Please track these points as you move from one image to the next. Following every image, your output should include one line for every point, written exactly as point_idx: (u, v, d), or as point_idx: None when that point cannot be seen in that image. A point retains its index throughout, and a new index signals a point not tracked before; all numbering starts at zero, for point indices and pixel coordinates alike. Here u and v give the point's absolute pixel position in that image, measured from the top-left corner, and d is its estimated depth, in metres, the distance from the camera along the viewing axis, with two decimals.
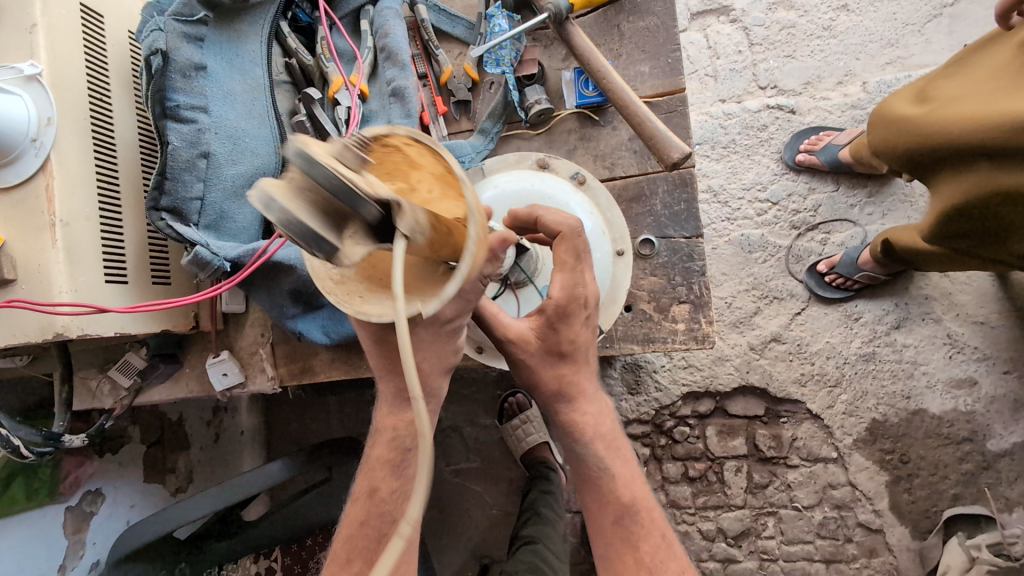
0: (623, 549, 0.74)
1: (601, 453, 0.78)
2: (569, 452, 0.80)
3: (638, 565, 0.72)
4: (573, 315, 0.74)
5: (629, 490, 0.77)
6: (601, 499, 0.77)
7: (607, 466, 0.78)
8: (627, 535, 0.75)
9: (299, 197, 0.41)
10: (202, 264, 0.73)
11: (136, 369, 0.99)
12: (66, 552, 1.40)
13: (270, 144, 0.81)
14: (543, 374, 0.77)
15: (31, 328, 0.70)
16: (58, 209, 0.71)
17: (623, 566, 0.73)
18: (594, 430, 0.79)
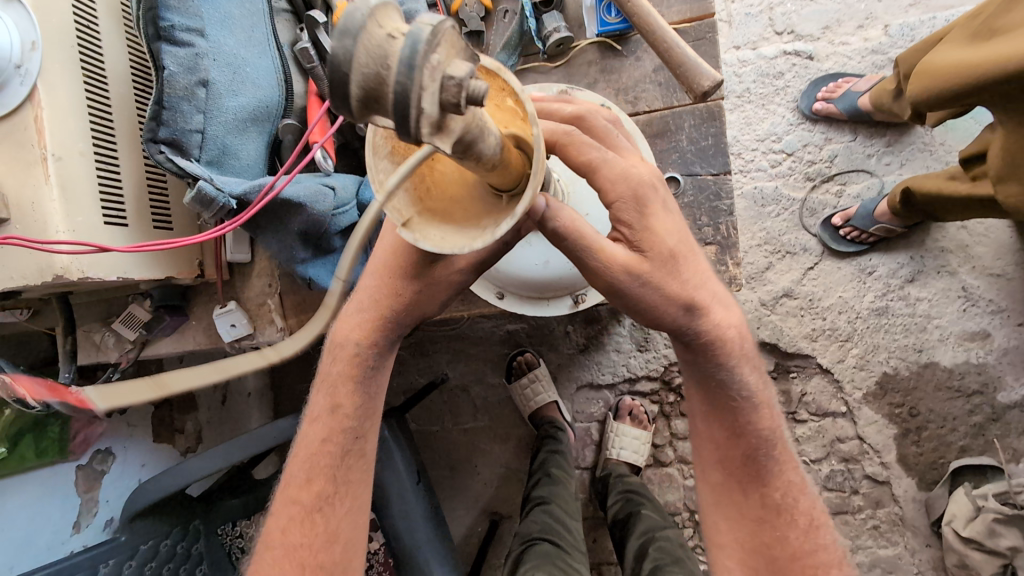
0: (747, 484, 0.75)
1: (744, 388, 0.72)
2: (697, 375, 0.74)
3: (767, 500, 0.74)
4: (648, 200, 0.65)
5: (771, 424, 0.74)
6: (735, 435, 0.74)
7: (750, 400, 0.73)
8: (759, 473, 0.74)
9: (376, 69, 0.30)
10: (206, 202, 0.68)
11: (140, 321, 0.96)
12: (80, 510, 1.39)
13: (272, 75, 0.76)
14: (667, 290, 0.65)
15: (29, 270, 0.67)
16: (49, 143, 0.66)
17: (742, 499, 0.76)
18: (736, 352, 0.71)
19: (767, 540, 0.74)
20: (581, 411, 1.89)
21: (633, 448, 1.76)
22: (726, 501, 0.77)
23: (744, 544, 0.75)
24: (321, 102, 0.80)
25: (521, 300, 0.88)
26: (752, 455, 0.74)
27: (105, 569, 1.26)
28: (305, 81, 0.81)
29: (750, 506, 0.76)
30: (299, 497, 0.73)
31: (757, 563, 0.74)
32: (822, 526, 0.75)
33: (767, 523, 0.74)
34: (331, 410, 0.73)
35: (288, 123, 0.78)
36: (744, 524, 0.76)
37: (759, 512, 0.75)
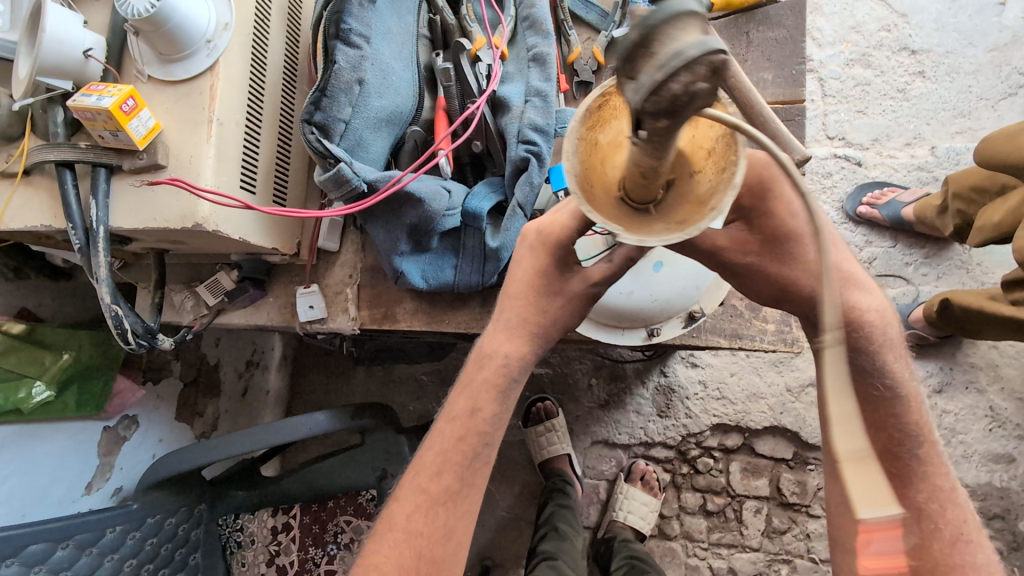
0: (889, 483, 0.71)
1: (889, 377, 0.69)
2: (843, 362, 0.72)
3: (911, 505, 0.70)
4: (772, 187, 0.65)
5: (920, 416, 0.70)
6: (873, 428, 0.71)
7: (899, 395, 0.70)
8: (904, 475, 0.70)
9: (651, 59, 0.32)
10: (341, 181, 0.76)
11: (224, 289, 1.02)
12: (95, 472, 1.39)
13: (411, 86, 0.85)
14: (773, 271, 0.68)
15: (173, 215, 0.73)
16: (217, 108, 0.74)
17: (884, 500, 0.71)
18: (882, 345, 0.69)
19: (913, 546, 0.69)
20: (592, 466, 1.85)
21: (640, 514, 1.71)
22: (854, 502, 0.73)
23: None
24: (448, 118, 0.86)
25: (596, 326, 0.96)
26: (889, 451, 0.71)
27: (112, 533, 1.24)
28: (435, 98, 0.90)
29: (890, 507, 0.71)
30: (425, 489, 0.73)
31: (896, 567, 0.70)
32: (974, 541, 0.69)
33: (910, 528, 0.70)
34: (470, 412, 0.75)
35: (413, 130, 0.86)
36: (886, 526, 0.71)
37: (900, 516, 0.70)
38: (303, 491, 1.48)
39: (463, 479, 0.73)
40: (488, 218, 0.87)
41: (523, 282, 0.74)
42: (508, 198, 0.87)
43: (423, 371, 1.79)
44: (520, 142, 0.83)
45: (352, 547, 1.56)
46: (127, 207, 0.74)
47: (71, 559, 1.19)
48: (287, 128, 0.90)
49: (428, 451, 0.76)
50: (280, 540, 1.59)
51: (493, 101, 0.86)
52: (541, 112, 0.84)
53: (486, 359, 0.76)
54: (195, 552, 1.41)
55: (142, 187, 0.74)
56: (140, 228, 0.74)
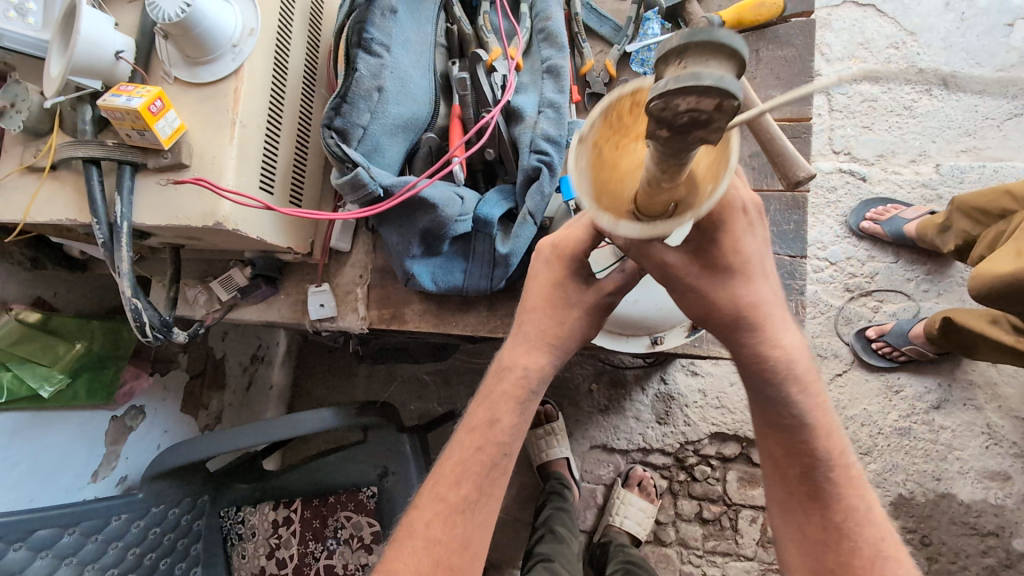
0: (808, 504, 0.72)
1: (794, 401, 0.71)
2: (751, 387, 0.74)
3: (826, 526, 0.71)
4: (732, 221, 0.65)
5: (831, 435, 0.72)
6: (789, 451, 0.73)
7: (808, 419, 0.71)
8: (818, 495, 0.71)
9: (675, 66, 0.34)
10: (358, 185, 0.79)
11: (237, 285, 1.04)
12: (101, 460, 1.41)
13: (428, 94, 0.87)
14: (711, 298, 0.67)
15: (195, 213, 0.75)
16: (240, 111, 0.76)
17: (805, 519, 0.73)
18: (790, 373, 0.70)
19: (830, 565, 0.70)
20: (589, 471, 1.86)
21: (637, 520, 1.72)
22: (790, 523, 0.74)
23: (802, 566, 0.72)
24: (462, 126, 0.88)
25: (603, 334, 0.98)
26: (807, 476, 0.72)
27: (116, 521, 1.27)
28: (450, 106, 0.92)
29: (813, 529, 0.72)
30: (445, 497, 0.76)
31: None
32: (894, 559, 0.68)
33: (829, 547, 0.70)
34: (489, 422, 0.78)
35: (428, 137, 0.88)
36: (807, 548, 0.72)
37: (820, 537, 0.71)
38: (306, 485, 1.53)
39: (482, 487, 0.76)
40: (498, 224, 0.89)
41: (541, 295, 0.78)
42: (518, 206, 0.89)
43: (425, 371, 1.81)
44: (532, 152, 0.85)
45: (352, 543, 1.50)
46: (150, 204, 0.77)
47: (77, 545, 1.22)
48: (305, 130, 0.92)
49: (448, 459, 0.79)
50: (280, 534, 1.53)
51: (507, 110, 0.88)
52: (554, 123, 0.86)
53: (507, 371, 0.79)
54: (196, 542, 1.45)
55: (166, 186, 0.76)
56: (163, 225, 0.76)
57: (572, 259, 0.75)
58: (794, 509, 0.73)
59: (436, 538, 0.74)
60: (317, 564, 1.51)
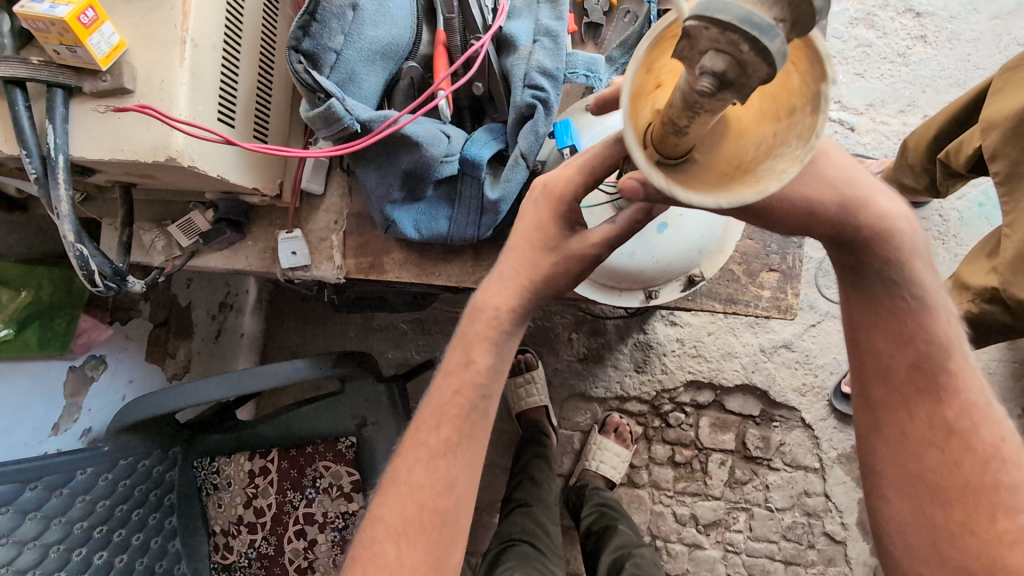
0: (933, 425, 0.63)
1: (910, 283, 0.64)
2: (855, 299, 0.67)
3: (962, 455, 0.62)
4: None
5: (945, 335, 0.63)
6: (908, 359, 0.64)
7: (921, 329, 0.64)
8: (949, 416, 0.63)
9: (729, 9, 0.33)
10: (332, 119, 0.70)
11: (199, 230, 0.95)
12: (61, 412, 1.34)
13: (410, 17, 0.77)
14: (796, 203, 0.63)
15: (143, 147, 0.66)
16: (191, 27, 0.66)
17: (924, 445, 0.63)
18: (900, 268, 0.64)
19: (925, 466, 0.63)
20: (568, 418, 1.88)
21: (612, 464, 1.76)
22: (898, 453, 0.65)
23: (912, 503, 0.63)
24: (447, 55, 0.79)
25: (596, 288, 0.95)
26: (930, 388, 0.63)
27: (82, 474, 1.23)
28: (433, 32, 0.82)
29: (936, 462, 0.63)
30: (424, 442, 0.74)
31: (915, 492, 0.63)
32: (1009, 464, 0.61)
33: (953, 479, 0.62)
34: (464, 364, 0.75)
35: (410, 67, 0.79)
36: (920, 483, 0.63)
37: (945, 471, 0.62)
38: (280, 435, 1.48)
39: (462, 430, 0.73)
40: (487, 167, 0.82)
41: (530, 243, 0.72)
42: (509, 147, 0.82)
43: (403, 320, 1.76)
44: (526, 87, 0.77)
45: (332, 491, 1.48)
46: (92, 134, 0.67)
47: (41, 501, 1.17)
48: (268, 55, 0.81)
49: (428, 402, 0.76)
50: (257, 483, 1.50)
51: (498, 38, 0.79)
52: (551, 55, 0.78)
53: (478, 312, 0.74)
54: (169, 493, 1.42)
55: (107, 114, 0.66)
56: (107, 158, 0.67)
57: (567, 208, 0.71)
58: (906, 428, 0.64)
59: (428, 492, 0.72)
60: (296, 512, 1.50)
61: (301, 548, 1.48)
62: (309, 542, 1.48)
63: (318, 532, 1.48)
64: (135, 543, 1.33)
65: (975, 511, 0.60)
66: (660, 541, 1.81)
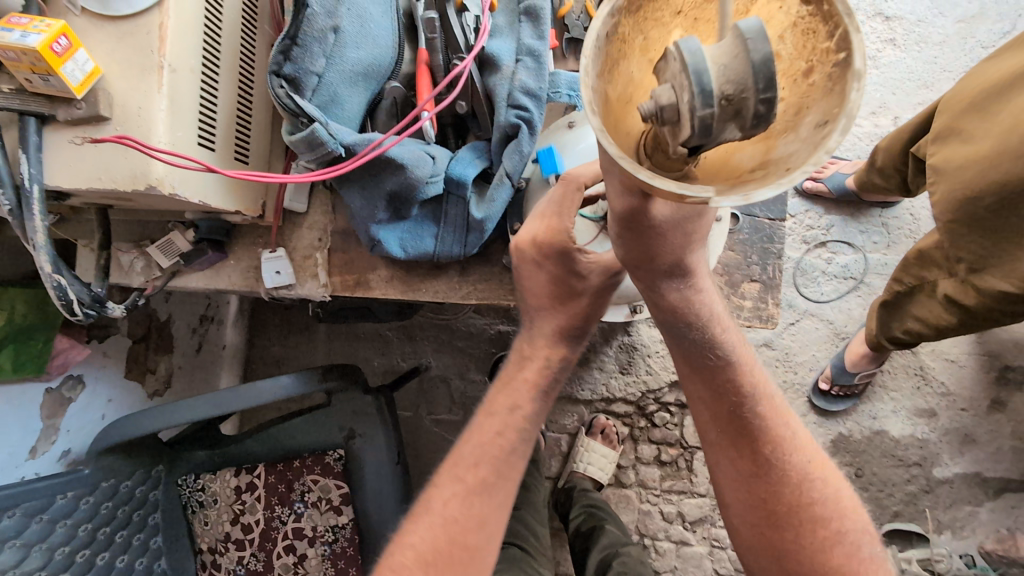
0: (763, 485, 0.76)
1: (718, 346, 0.76)
2: (690, 364, 0.79)
3: (800, 514, 0.74)
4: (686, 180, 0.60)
5: (752, 387, 0.77)
6: (734, 430, 0.78)
7: (749, 404, 0.77)
8: (770, 473, 0.76)
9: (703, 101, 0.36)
10: (316, 143, 0.70)
11: (179, 251, 0.93)
12: (38, 435, 1.31)
13: (391, 36, 0.77)
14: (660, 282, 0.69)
15: (122, 175, 0.65)
16: (168, 53, 0.65)
17: (764, 507, 0.75)
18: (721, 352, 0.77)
19: (764, 495, 0.75)
20: (555, 421, 1.89)
21: (600, 465, 1.79)
22: (751, 510, 0.76)
23: (756, 543, 0.76)
24: (429, 73, 0.79)
25: None
26: (761, 454, 0.76)
27: (63, 499, 1.20)
28: (415, 50, 0.82)
29: (783, 522, 0.74)
30: None
31: (759, 521, 0.76)
32: (819, 480, 0.76)
33: (790, 528, 0.74)
34: None
35: (392, 86, 0.79)
36: (756, 527, 0.76)
37: (788, 521, 0.74)
38: (265, 449, 1.49)
39: None
40: (472, 185, 0.83)
41: None
42: (494, 165, 0.83)
43: (387, 328, 1.75)
44: (509, 107, 0.78)
45: (321, 505, 1.47)
46: (68, 163, 0.65)
47: (19, 527, 1.13)
48: (248, 75, 0.80)
49: None
50: (245, 500, 1.48)
51: (481, 58, 0.79)
52: (533, 75, 0.78)
53: None
54: (154, 513, 1.38)
55: (83, 143, 0.65)
56: (84, 187, 0.66)
57: None
58: (745, 487, 0.77)
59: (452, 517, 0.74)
60: (285, 527, 1.48)
61: (292, 562, 1.47)
62: (299, 557, 1.47)
63: (308, 547, 1.46)
64: (120, 566, 1.29)
65: (803, 528, 0.73)
66: (648, 539, 1.84)
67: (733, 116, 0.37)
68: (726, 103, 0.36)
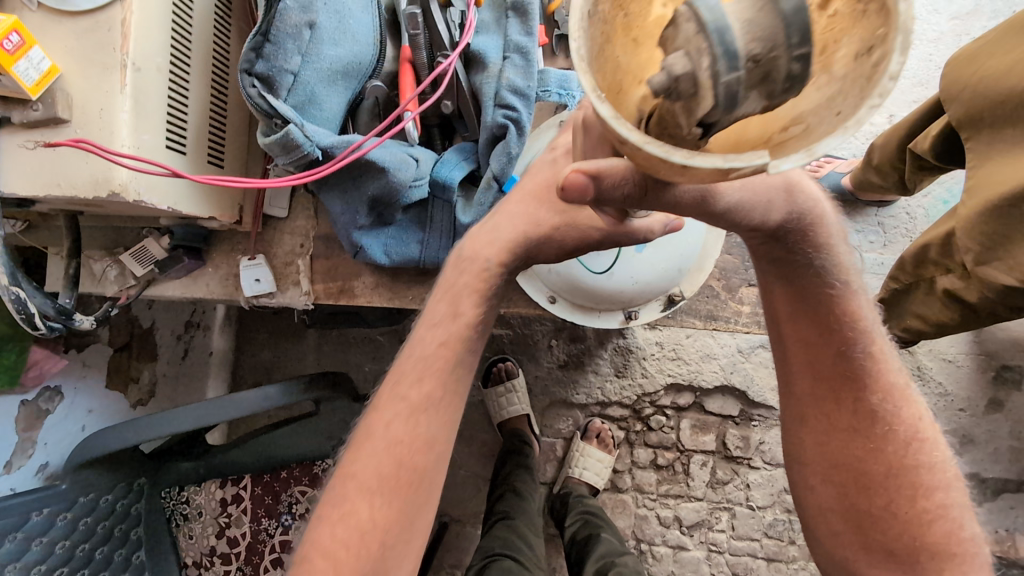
0: (856, 435, 0.70)
1: (834, 276, 0.69)
2: (790, 287, 0.71)
3: (905, 469, 0.67)
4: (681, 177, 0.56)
5: (864, 323, 0.69)
6: (835, 372, 0.70)
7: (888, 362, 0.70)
8: (869, 424, 0.69)
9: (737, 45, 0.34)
10: (290, 146, 0.66)
11: (154, 258, 0.89)
12: (15, 449, 1.26)
13: (372, 33, 0.74)
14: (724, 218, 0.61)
15: (82, 181, 0.61)
16: (131, 50, 0.61)
17: (844, 444, 0.70)
18: (823, 271, 0.69)
19: (858, 453, 0.69)
20: (549, 426, 1.85)
21: (595, 470, 1.75)
22: (833, 457, 0.71)
23: (839, 497, 0.70)
24: (412, 71, 0.76)
25: (574, 308, 0.94)
26: (891, 413, 0.69)
27: (38, 516, 1.14)
28: (399, 47, 0.78)
29: (866, 467, 0.69)
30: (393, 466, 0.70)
31: (840, 478, 0.70)
32: (927, 441, 0.69)
33: (877, 479, 0.68)
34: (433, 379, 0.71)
35: (374, 86, 0.76)
36: (840, 478, 0.70)
37: (875, 472, 0.68)
38: (255, 459, 1.39)
39: None
40: (459, 189, 0.79)
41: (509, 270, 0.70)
42: (481, 167, 0.79)
43: (377, 333, 1.71)
44: (497, 107, 0.74)
45: (309, 517, 1.46)
46: (26, 169, 0.61)
47: None
48: (222, 75, 0.76)
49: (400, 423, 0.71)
50: (231, 511, 1.47)
51: (466, 56, 0.76)
52: (522, 73, 0.75)
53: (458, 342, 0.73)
54: (136, 527, 1.32)
55: (39, 148, 0.61)
56: (44, 194, 0.62)
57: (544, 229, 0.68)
58: (834, 429, 0.71)
59: (376, 487, 0.69)
60: (272, 540, 1.46)
61: None
62: None
63: None
64: None
65: (899, 493, 0.67)
66: (645, 545, 1.81)
67: (762, 80, 0.34)
68: (754, 64, 0.33)
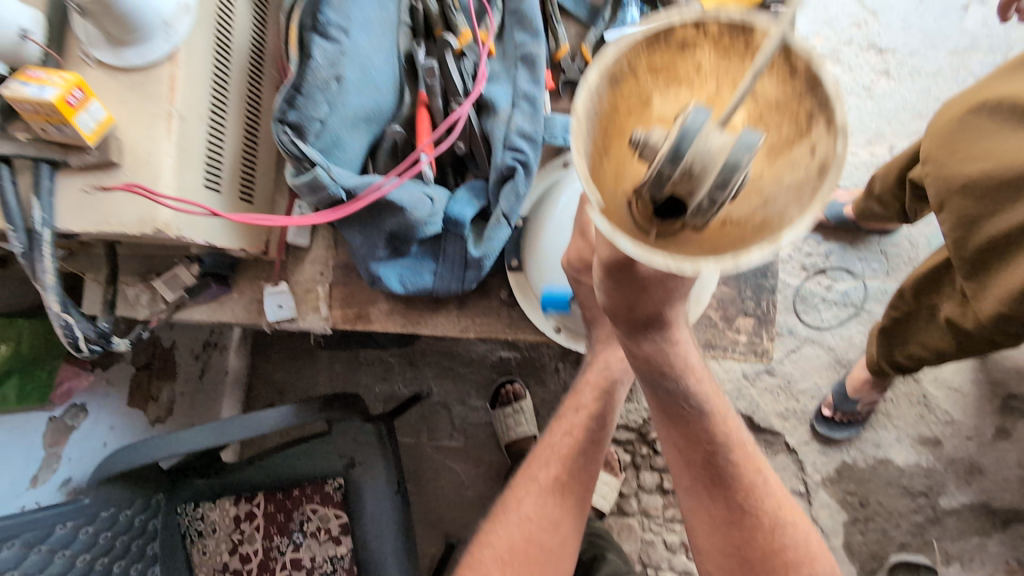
0: (722, 504, 0.86)
1: (688, 394, 0.83)
2: (653, 391, 0.85)
3: (757, 520, 0.85)
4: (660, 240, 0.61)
5: (715, 414, 0.86)
6: (694, 449, 0.86)
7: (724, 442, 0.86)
8: (726, 488, 0.86)
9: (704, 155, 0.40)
10: (317, 187, 0.73)
11: (184, 284, 0.95)
12: (40, 464, 1.32)
13: (392, 82, 0.81)
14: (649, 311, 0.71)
15: (129, 220, 0.67)
16: (178, 102, 0.68)
17: (723, 516, 0.86)
18: (682, 372, 0.82)
19: (730, 519, 0.85)
20: None
21: (601, 494, 1.77)
22: (710, 525, 0.87)
23: (725, 555, 0.86)
24: (428, 115, 0.82)
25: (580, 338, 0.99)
26: (743, 478, 0.86)
27: (62, 529, 1.18)
28: (416, 93, 0.85)
29: (735, 524, 0.86)
30: None
31: (729, 539, 0.85)
32: (763, 477, 0.87)
33: (738, 528, 0.86)
34: None
35: (393, 129, 0.82)
36: (721, 537, 0.86)
37: (748, 525, 0.85)
38: (268, 477, 1.46)
39: None
40: (471, 225, 0.85)
41: None
42: (492, 204, 0.85)
43: (388, 354, 1.76)
44: (506, 149, 0.81)
45: (320, 535, 1.46)
46: (79, 207, 0.68)
47: (18, 558, 1.12)
48: (254, 119, 0.83)
49: None
50: (243, 529, 1.49)
51: (479, 104, 0.82)
52: (529, 118, 0.81)
53: None
54: (153, 541, 1.36)
55: (91, 188, 0.67)
56: (94, 231, 0.68)
57: None
58: (709, 507, 0.86)
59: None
60: (284, 557, 1.48)
61: None
62: None
63: None
64: None
65: (756, 536, 0.85)
66: (651, 569, 1.81)
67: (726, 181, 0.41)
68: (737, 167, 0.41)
